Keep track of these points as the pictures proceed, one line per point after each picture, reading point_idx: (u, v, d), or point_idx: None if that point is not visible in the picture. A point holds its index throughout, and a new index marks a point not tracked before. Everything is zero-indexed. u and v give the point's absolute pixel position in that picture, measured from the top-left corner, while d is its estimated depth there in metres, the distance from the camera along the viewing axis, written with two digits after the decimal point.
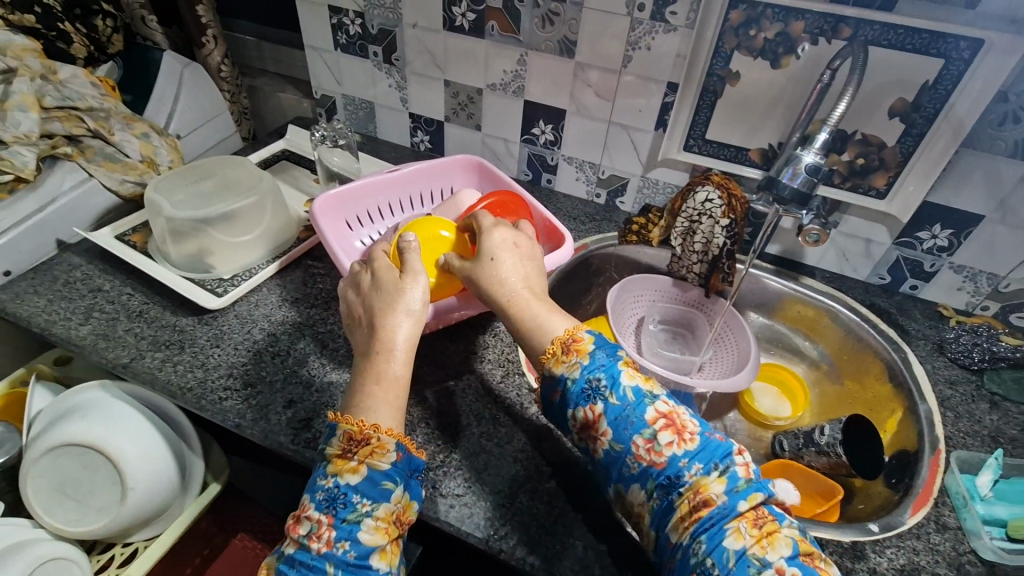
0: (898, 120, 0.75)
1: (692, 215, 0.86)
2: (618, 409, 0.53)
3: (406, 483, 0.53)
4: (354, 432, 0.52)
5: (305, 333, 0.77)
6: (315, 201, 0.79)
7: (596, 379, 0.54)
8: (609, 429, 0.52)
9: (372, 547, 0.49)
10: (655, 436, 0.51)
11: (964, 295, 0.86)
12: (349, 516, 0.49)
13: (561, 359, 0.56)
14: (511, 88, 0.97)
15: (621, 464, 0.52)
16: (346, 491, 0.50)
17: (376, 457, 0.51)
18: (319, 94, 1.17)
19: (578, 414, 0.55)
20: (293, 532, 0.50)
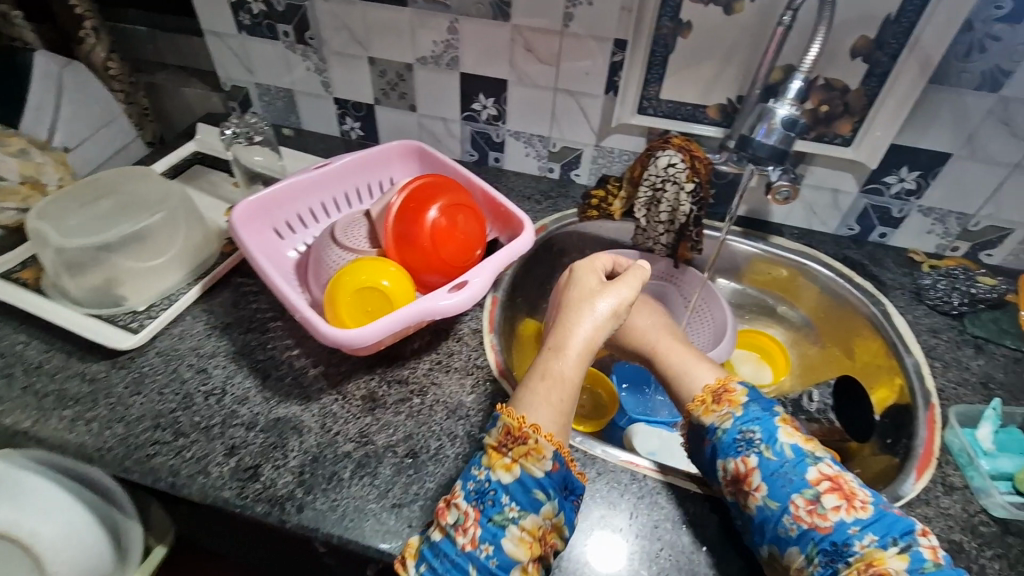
0: (861, 60, 0.70)
1: (655, 181, 0.80)
2: (774, 465, 0.54)
3: (559, 501, 0.52)
4: (515, 427, 0.54)
5: (242, 364, 0.66)
6: (234, 211, 0.68)
7: (750, 432, 0.57)
8: (764, 484, 0.53)
9: (513, 557, 0.49)
10: (818, 497, 0.51)
11: (934, 238, 0.84)
12: (495, 516, 0.50)
13: (709, 408, 0.61)
14: (444, 61, 0.87)
15: (775, 524, 0.51)
16: (496, 488, 0.51)
17: (530, 460, 0.52)
18: (229, 85, 1.04)
19: (728, 465, 0.56)
20: (440, 520, 0.51)
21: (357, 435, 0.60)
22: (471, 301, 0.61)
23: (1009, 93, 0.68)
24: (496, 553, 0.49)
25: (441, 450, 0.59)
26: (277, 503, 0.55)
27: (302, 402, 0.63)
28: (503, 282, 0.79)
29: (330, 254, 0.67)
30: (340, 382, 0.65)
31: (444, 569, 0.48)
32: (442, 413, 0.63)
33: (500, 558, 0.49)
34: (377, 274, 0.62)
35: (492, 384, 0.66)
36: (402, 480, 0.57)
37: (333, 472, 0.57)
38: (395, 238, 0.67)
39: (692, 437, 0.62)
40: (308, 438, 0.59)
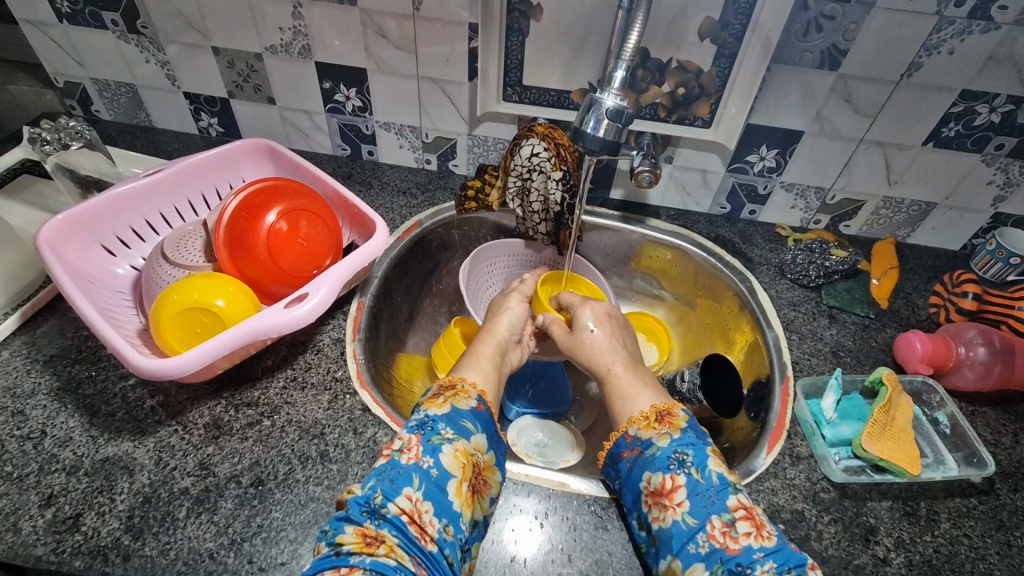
0: (709, 41, 0.70)
1: (521, 172, 0.78)
2: (701, 485, 0.51)
3: (487, 437, 0.56)
4: (447, 382, 0.60)
5: (67, 401, 0.60)
6: (42, 230, 0.60)
7: (684, 453, 0.53)
8: (686, 501, 0.50)
9: (450, 471, 0.50)
10: (734, 521, 0.48)
11: (797, 213, 0.87)
12: (433, 438, 0.52)
13: (651, 426, 0.57)
14: (295, 49, 0.81)
15: (686, 539, 0.48)
16: (434, 419, 0.54)
17: (459, 398, 0.57)
18: (62, 80, 0.93)
19: (654, 478, 0.53)
20: (384, 449, 0.52)
21: (197, 468, 0.56)
22: (313, 314, 0.58)
23: (846, 70, 0.70)
24: (435, 467, 0.50)
25: (290, 475, 0.56)
26: (99, 554, 0.50)
27: (136, 438, 0.57)
28: (371, 284, 0.76)
29: (159, 272, 0.62)
30: (181, 411, 0.60)
31: (392, 478, 0.49)
32: (294, 435, 0.59)
33: (439, 472, 0.50)
34: (211, 293, 0.57)
35: (351, 397, 0.62)
36: (244, 513, 0.53)
37: (168, 512, 0.52)
38: (228, 247, 0.62)
39: (612, 450, 0.58)
40: (140, 478, 0.54)
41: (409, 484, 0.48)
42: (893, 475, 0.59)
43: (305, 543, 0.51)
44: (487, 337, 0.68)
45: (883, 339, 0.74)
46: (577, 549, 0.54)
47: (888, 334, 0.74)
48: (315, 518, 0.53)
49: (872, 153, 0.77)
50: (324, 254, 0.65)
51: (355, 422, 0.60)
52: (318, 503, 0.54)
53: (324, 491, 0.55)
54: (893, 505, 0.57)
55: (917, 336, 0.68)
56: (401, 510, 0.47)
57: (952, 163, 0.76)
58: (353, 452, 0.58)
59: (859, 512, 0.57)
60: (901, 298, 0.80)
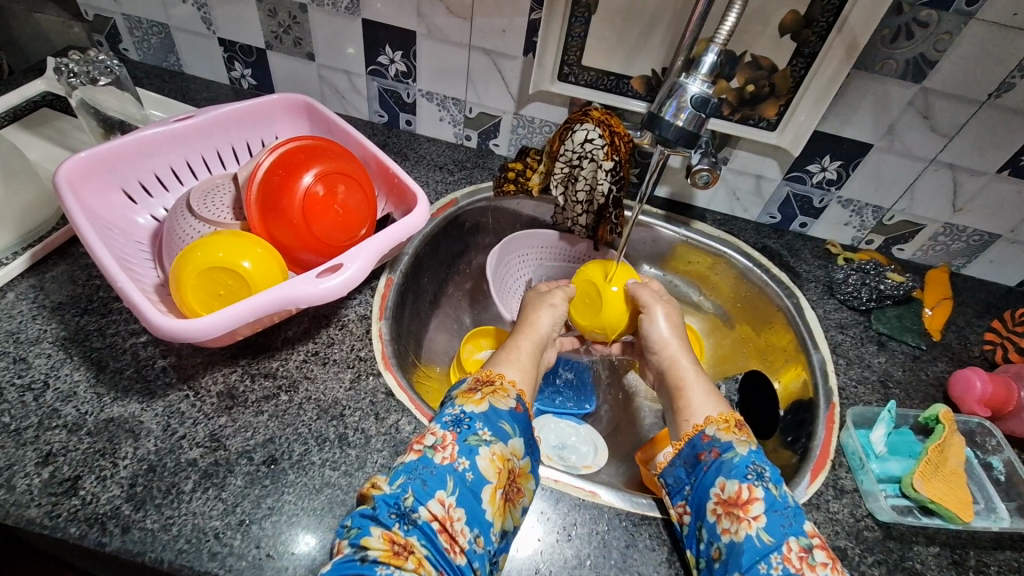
0: (789, 38, 0.65)
1: (570, 158, 0.74)
2: (778, 503, 0.48)
3: (524, 441, 0.53)
4: (483, 376, 0.57)
5: (72, 353, 0.56)
6: (60, 167, 0.56)
7: (762, 467, 0.51)
8: (763, 516, 0.47)
9: (485, 476, 0.48)
10: (811, 548, 0.46)
11: (850, 231, 0.82)
12: (470, 437, 0.49)
13: (730, 429, 0.54)
14: (342, 3, 0.76)
15: (761, 558, 0.45)
16: (471, 417, 0.51)
17: (496, 397, 0.54)
18: (91, 14, 0.88)
19: (728, 486, 0.50)
20: (414, 445, 0.49)
21: (207, 439, 0.52)
22: (345, 287, 0.54)
23: (930, 84, 0.65)
24: (470, 471, 0.47)
25: (306, 457, 0.52)
26: (97, 523, 0.46)
27: (143, 400, 0.54)
28: (401, 261, 0.72)
29: (183, 224, 0.58)
30: (193, 375, 0.56)
31: (424, 478, 0.46)
32: (311, 414, 0.55)
33: (474, 476, 0.47)
34: (238, 253, 0.53)
35: (374, 379, 0.59)
36: (254, 493, 0.49)
37: (173, 484, 0.49)
38: (260, 207, 0.58)
39: (687, 450, 0.55)
40: (146, 443, 0.51)
41: (442, 487, 0.46)
42: (942, 519, 0.55)
43: (318, 534, 0.48)
44: (527, 333, 0.65)
45: (934, 373, 0.70)
46: (606, 567, 0.50)
47: (938, 368, 0.71)
48: (330, 505, 0.49)
49: (942, 176, 0.73)
50: (358, 224, 0.61)
51: (375, 406, 0.57)
52: (333, 490, 0.50)
53: (341, 477, 0.51)
54: (940, 552, 0.54)
55: (977, 374, 0.64)
56: (432, 516, 0.44)
57: None
58: (372, 438, 0.54)
59: (905, 557, 0.53)
60: (952, 332, 0.76)
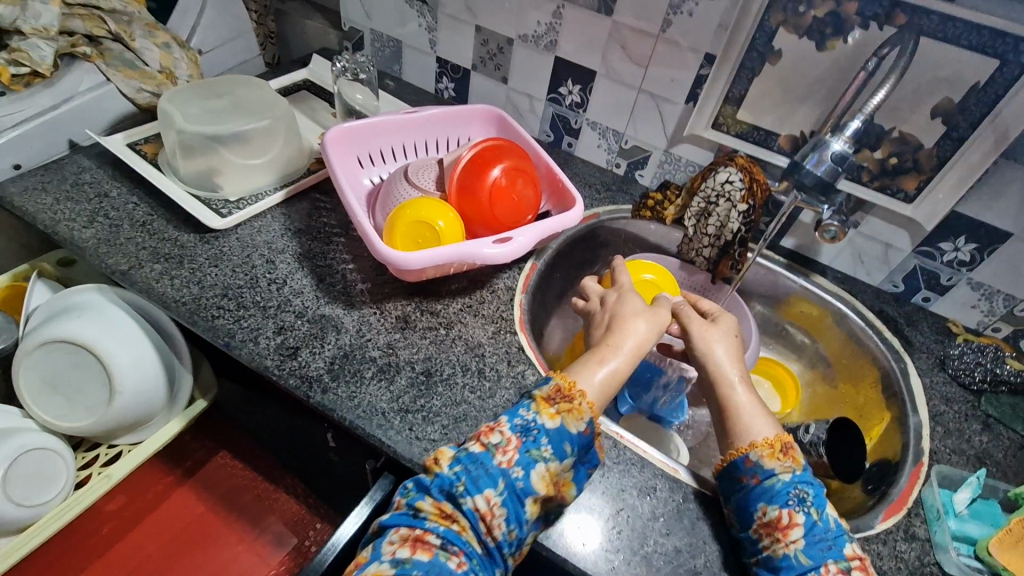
0: (940, 121, 0.71)
1: (709, 195, 0.84)
2: (819, 527, 0.53)
3: (578, 460, 0.57)
4: (565, 387, 0.59)
5: (303, 264, 0.75)
6: (328, 133, 0.77)
7: (804, 491, 0.55)
8: (803, 540, 0.52)
9: (534, 487, 0.54)
10: (850, 570, 0.51)
11: (976, 314, 0.84)
12: (532, 451, 0.55)
13: (775, 455, 0.57)
14: (543, 42, 0.94)
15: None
16: (540, 429, 0.56)
17: (571, 416, 0.57)
18: (348, 26, 1.14)
19: (769, 510, 0.54)
20: (481, 437, 0.56)
21: (385, 346, 0.68)
22: (511, 255, 0.69)
23: None
24: (522, 480, 0.53)
25: (452, 377, 0.66)
26: (306, 381, 0.63)
27: (346, 307, 0.71)
28: (546, 253, 0.86)
29: (399, 188, 0.77)
30: (381, 299, 0.73)
31: (478, 473, 0.53)
32: (460, 348, 0.70)
33: (524, 484, 0.53)
34: (437, 215, 0.70)
35: (511, 335, 0.72)
36: (413, 392, 0.64)
37: (358, 369, 0.65)
38: (457, 186, 0.75)
39: (730, 469, 0.58)
40: (344, 337, 0.68)
41: (492, 486, 0.53)
42: None
43: (453, 432, 0.61)
44: (616, 351, 0.63)
45: None
46: (676, 527, 0.59)
47: None
48: (465, 416, 0.63)
49: None
50: (526, 212, 0.76)
51: (509, 355, 0.70)
52: (470, 406, 0.64)
53: (476, 399, 0.65)
54: None
55: None
56: (476, 507, 0.52)
57: None
58: (503, 378, 0.67)
59: None
60: None
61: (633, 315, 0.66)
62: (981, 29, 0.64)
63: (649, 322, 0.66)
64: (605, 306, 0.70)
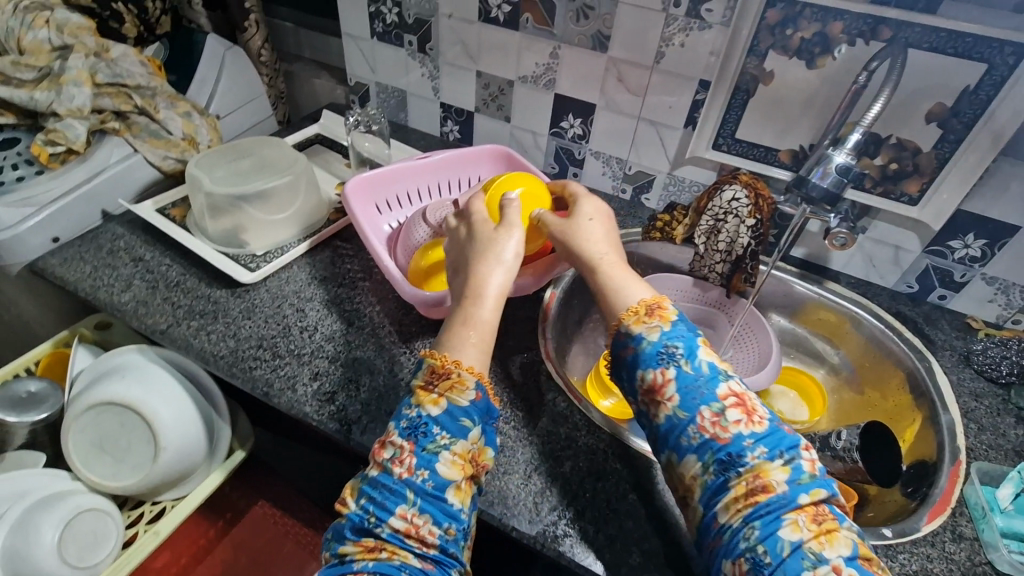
0: (935, 125, 0.74)
1: (717, 213, 0.87)
2: (691, 377, 0.52)
3: (485, 428, 0.53)
4: (439, 364, 0.54)
5: (332, 310, 0.78)
6: (348, 184, 0.81)
7: (673, 347, 0.53)
8: (677, 395, 0.51)
9: (447, 479, 0.50)
10: (724, 410, 0.50)
11: (994, 308, 0.84)
12: (427, 446, 0.50)
13: (640, 320, 0.56)
14: (542, 81, 0.98)
15: (681, 431, 0.51)
16: (428, 420, 0.51)
17: (455, 392, 0.52)
18: (354, 81, 1.20)
19: (646, 376, 0.53)
20: (376, 457, 0.52)
21: None
22: None
23: None
24: (429, 480, 0.49)
25: None
26: (345, 424, 0.65)
27: (377, 349, 0.74)
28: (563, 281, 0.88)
29: (419, 230, 0.80)
30: (410, 338, 0.75)
31: (383, 497, 0.49)
32: None
33: (434, 483, 0.49)
34: None
35: None
36: None
37: (394, 409, 0.67)
38: None
39: (613, 350, 0.58)
40: (377, 378, 0.70)
41: (401, 502, 0.48)
42: None
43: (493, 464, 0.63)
44: (477, 300, 0.59)
45: None
46: None
47: None
48: None
49: None
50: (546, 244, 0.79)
51: None
52: None
53: None
54: None
55: None
56: (396, 529, 0.47)
57: None
58: None
59: None
60: None
61: (493, 254, 0.62)
62: (964, 36, 0.68)
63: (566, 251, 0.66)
64: (458, 243, 0.67)
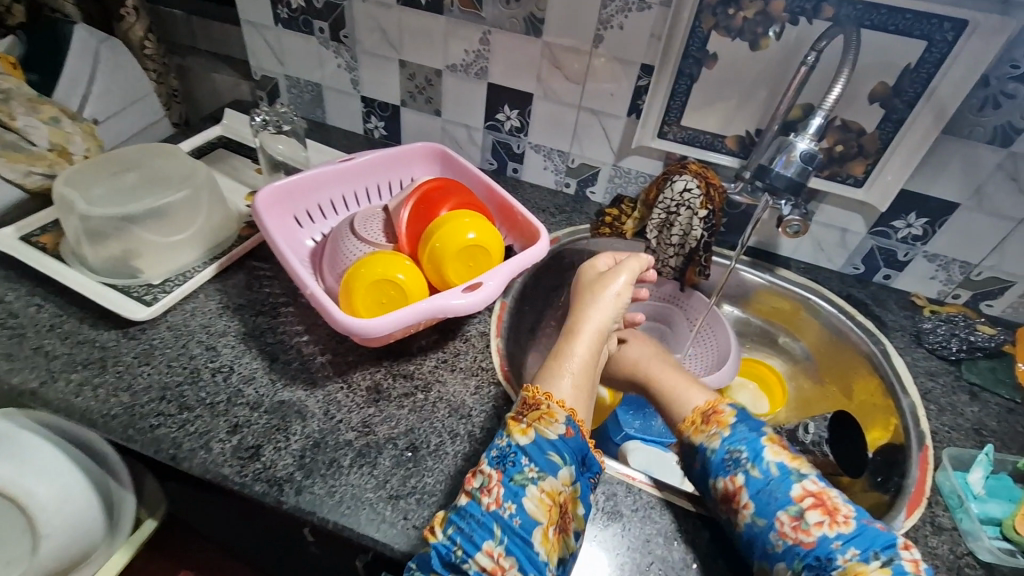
0: (878, 105, 0.73)
1: (669, 206, 0.82)
2: (761, 482, 0.55)
3: (575, 469, 0.56)
4: (531, 397, 0.60)
5: (250, 345, 0.67)
6: (259, 194, 0.70)
7: (737, 451, 0.58)
8: (751, 501, 0.54)
9: (534, 518, 0.52)
10: (802, 513, 0.53)
11: (936, 284, 0.86)
12: (516, 476, 0.54)
13: (699, 428, 0.63)
14: (473, 70, 0.90)
15: (763, 540, 0.52)
16: (515, 451, 0.55)
17: (545, 425, 0.57)
18: (259, 75, 1.06)
19: (718, 483, 0.57)
20: (465, 486, 0.54)
21: (360, 425, 0.61)
22: (483, 301, 0.63)
23: (1018, 149, 0.70)
24: (518, 515, 0.52)
25: (441, 447, 0.60)
26: (275, 484, 0.55)
27: (307, 388, 0.63)
28: (513, 288, 0.81)
29: (346, 244, 0.69)
30: (347, 371, 0.65)
31: (471, 529, 0.51)
32: (443, 411, 0.63)
33: (521, 520, 0.52)
34: (394, 267, 0.63)
35: (496, 387, 0.66)
36: (400, 472, 0.57)
37: (333, 459, 0.57)
38: (409, 237, 0.69)
39: (687, 454, 0.63)
40: (311, 423, 0.60)
41: (490, 538, 0.51)
42: None
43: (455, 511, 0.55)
44: (559, 356, 0.66)
45: None
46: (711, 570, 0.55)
47: None
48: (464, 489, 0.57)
49: None
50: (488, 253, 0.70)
51: (498, 410, 0.64)
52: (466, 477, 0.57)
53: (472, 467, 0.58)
54: None
55: None
56: (482, 567, 0.49)
57: None
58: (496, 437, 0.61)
59: None
60: None
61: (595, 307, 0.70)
62: (904, 13, 0.66)
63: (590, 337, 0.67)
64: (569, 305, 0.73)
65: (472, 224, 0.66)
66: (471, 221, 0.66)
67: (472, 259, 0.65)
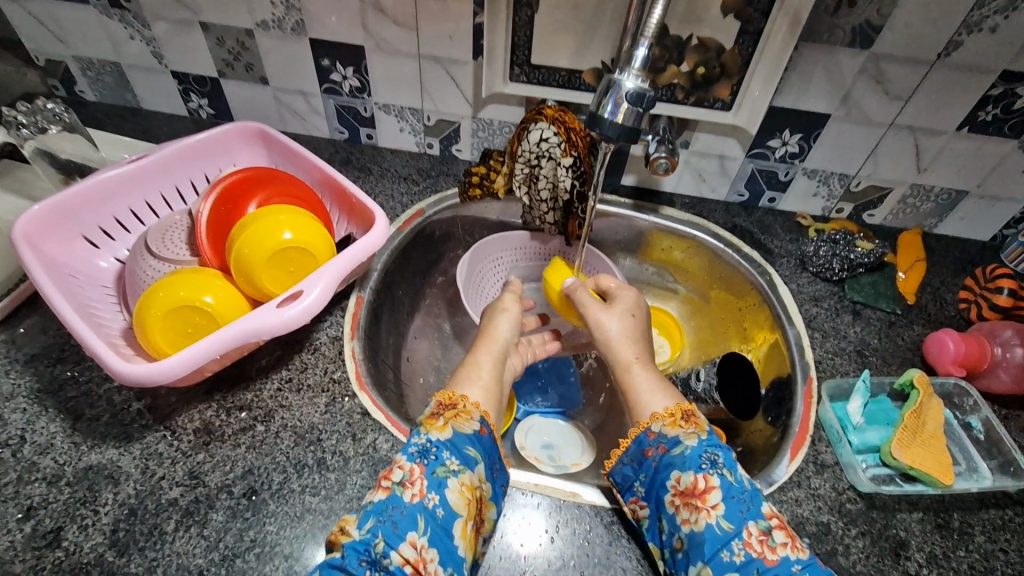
0: (733, 17, 0.65)
1: (530, 158, 0.74)
2: (734, 488, 0.49)
3: (488, 465, 0.51)
4: (446, 399, 0.54)
5: (47, 404, 0.56)
6: (18, 220, 0.57)
7: (715, 453, 0.51)
8: (721, 504, 0.48)
9: (455, 510, 0.46)
10: (770, 530, 0.46)
11: (819, 201, 0.82)
12: (439, 469, 0.48)
13: (676, 424, 0.54)
14: (288, 25, 0.76)
15: (721, 544, 0.46)
16: (437, 445, 0.49)
17: (460, 421, 0.52)
18: (42, 59, 0.88)
19: (682, 477, 0.50)
20: (383, 481, 0.48)
21: (186, 477, 0.52)
22: (306, 314, 0.54)
23: (879, 49, 0.64)
24: (441, 506, 0.46)
25: (285, 485, 0.52)
26: (82, 572, 0.47)
27: (121, 445, 0.54)
28: (371, 278, 0.72)
29: (143, 266, 0.58)
30: (169, 415, 0.56)
31: (393, 521, 0.45)
32: (287, 442, 0.55)
33: (445, 511, 0.46)
34: (199, 290, 0.54)
35: (350, 400, 0.59)
36: (237, 526, 0.50)
37: (155, 526, 0.49)
38: (214, 246, 0.59)
39: (632, 448, 0.54)
40: (125, 488, 0.51)
41: (413, 529, 0.45)
42: (924, 485, 0.55)
43: (302, 559, 0.49)
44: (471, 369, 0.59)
45: (910, 337, 0.70)
46: (590, 565, 0.51)
47: (915, 332, 0.71)
48: (311, 531, 0.50)
49: (902, 139, 0.72)
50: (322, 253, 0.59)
51: (352, 426, 0.57)
52: (315, 516, 0.51)
53: (322, 503, 0.52)
54: (924, 517, 0.54)
55: (949, 336, 0.64)
56: (404, 561, 0.43)
57: (987, 149, 0.71)
58: (350, 460, 0.54)
59: (888, 525, 0.54)
60: (928, 292, 0.76)
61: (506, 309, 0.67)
62: None
63: (491, 350, 0.62)
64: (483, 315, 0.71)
65: (289, 221, 0.57)
66: (285, 219, 0.57)
67: (291, 263, 0.56)
